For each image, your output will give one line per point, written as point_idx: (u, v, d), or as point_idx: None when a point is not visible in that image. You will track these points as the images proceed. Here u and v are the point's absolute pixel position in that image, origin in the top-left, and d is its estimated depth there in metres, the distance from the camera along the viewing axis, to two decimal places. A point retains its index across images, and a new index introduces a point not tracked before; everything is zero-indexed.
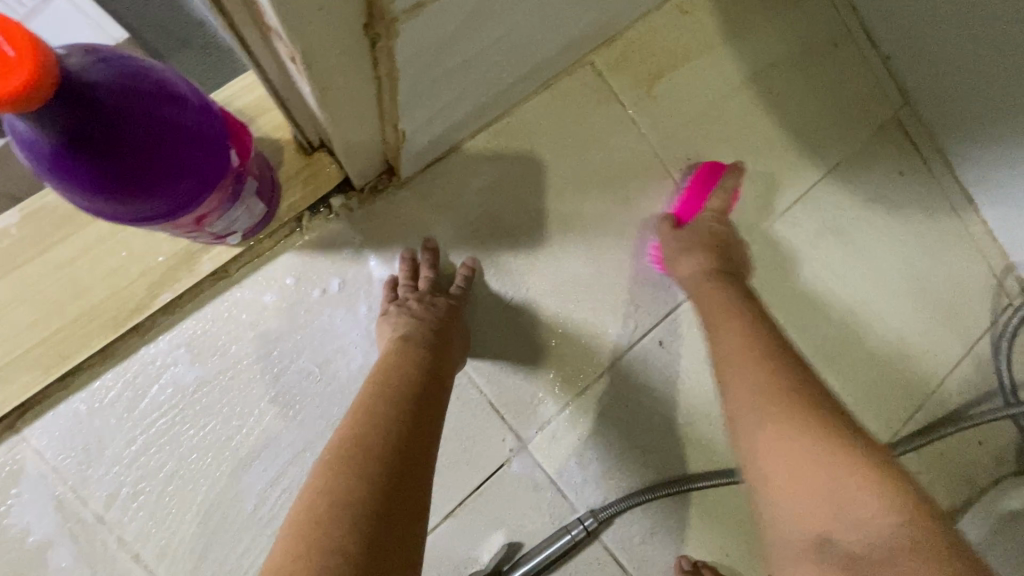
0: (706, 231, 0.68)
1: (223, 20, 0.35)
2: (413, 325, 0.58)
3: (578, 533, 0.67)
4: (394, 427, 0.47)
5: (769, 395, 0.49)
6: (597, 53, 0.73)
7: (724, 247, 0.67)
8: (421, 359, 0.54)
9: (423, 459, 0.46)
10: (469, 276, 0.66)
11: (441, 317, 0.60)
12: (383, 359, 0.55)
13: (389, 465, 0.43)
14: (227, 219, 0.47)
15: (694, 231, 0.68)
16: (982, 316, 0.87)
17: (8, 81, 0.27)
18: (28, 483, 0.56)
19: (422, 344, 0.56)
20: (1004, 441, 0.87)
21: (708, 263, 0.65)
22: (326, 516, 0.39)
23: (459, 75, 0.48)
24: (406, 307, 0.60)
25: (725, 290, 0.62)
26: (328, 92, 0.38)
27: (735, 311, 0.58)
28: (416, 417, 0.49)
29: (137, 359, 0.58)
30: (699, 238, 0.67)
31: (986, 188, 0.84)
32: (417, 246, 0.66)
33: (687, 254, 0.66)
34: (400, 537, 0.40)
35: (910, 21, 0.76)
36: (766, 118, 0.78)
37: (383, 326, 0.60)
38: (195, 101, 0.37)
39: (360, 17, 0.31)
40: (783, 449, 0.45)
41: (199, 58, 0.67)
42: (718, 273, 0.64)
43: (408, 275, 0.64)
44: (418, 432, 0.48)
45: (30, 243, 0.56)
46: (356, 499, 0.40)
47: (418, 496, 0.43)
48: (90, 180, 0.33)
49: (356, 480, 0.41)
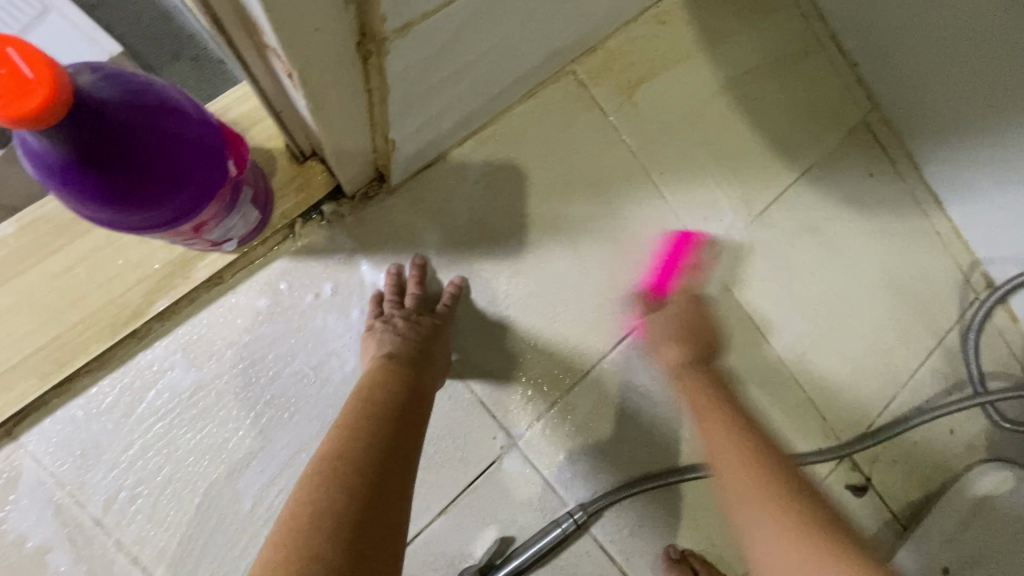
0: (683, 316, 0.73)
1: (223, 37, 0.37)
2: (399, 343, 0.59)
3: (569, 526, 0.68)
4: (376, 441, 0.48)
5: (779, 518, 0.53)
6: (578, 62, 0.76)
7: (693, 327, 0.72)
8: (405, 377, 0.56)
9: (402, 474, 0.47)
10: (456, 295, 0.68)
11: (426, 337, 0.62)
12: (368, 376, 0.56)
13: (368, 478, 0.44)
14: (224, 227, 0.49)
15: (680, 320, 0.72)
16: (950, 309, 0.91)
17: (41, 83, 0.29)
18: (26, 489, 0.57)
19: (406, 363, 0.57)
20: (974, 429, 0.91)
21: (684, 354, 0.70)
22: (307, 525, 0.40)
23: (447, 87, 0.50)
24: (392, 324, 0.62)
25: (715, 384, 0.67)
26: (323, 104, 0.40)
27: (725, 404, 0.65)
28: (398, 434, 0.50)
29: (133, 365, 0.59)
30: (675, 329, 0.72)
31: (953, 188, 0.89)
32: (406, 260, 0.68)
33: (666, 343, 0.72)
34: (377, 546, 0.41)
35: (877, 28, 0.80)
36: (742, 123, 0.82)
37: (369, 341, 0.62)
38: (195, 114, 0.39)
39: (353, 34, 0.33)
40: (774, 559, 0.51)
41: (191, 69, 0.69)
42: (691, 365, 0.70)
43: (394, 290, 0.66)
44: (399, 447, 0.49)
45: (28, 253, 0.57)
46: (336, 509, 0.41)
47: (397, 509, 0.44)
48: (92, 192, 0.35)
49: (337, 492, 0.42)
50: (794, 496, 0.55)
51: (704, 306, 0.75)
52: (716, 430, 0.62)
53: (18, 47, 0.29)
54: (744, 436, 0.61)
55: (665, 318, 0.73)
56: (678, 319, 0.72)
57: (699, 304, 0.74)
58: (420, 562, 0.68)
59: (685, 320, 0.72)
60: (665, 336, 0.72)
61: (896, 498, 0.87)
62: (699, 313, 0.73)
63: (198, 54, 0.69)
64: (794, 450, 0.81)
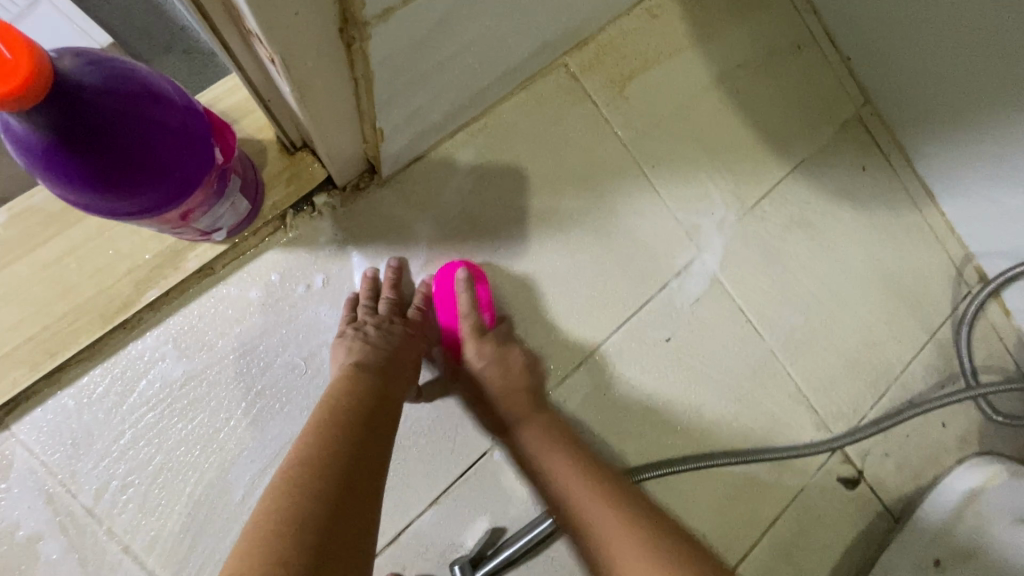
0: (501, 364, 0.68)
1: (207, 24, 0.37)
2: (368, 352, 0.59)
3: (559, 519, 0.66)
4: (343, 449, 0.48)
5: (641, 553, 0.56)
6: (570, 55, 0.76)
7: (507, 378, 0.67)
8: (373, 386, 0.56)
9: (369, 481, 0.47)
10: (428, 298, 0.68)
11: (398, 343, 0.62)
12: (337, 385, 0.55)
13: (335, 485, 0.45)
14: (212, 215, 0.49)
15: (488, 369, 0.67)
16: (943, 303, 0.91)
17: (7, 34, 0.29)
18: (18, 478, 0.57)
19: (375, 372, 0.57)
20: (966, 423, 0.91)
21: (518, 407, 0.67)
22: (275, 531, 0.40)
23: (435, 77, 0.50)
24: (363, 331, 0.62)
25: (547, 433, 0.67)
26: (308, 91, 0.40)
27: (566, 452, 0.65)
28: (366, 441, 0.50)
29: (125, 355, 0.60)
30: (497, 386, 0.67)
31: (946, 183, 0.89)
32: (382, 263, 0.68)
33: (495, 401, 0.67)
34: (345, 549, 0.41)
35: (868, 21, 0.80)
36: (734, 116, 0.82)
37: (338, 349, 0.61)
38: (179, 100, 0.39)
39: (335, 21, 0.33)
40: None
41: (183, 61, 0.69)
42: (534, 414, 0.67)
43: (369, 294, 0.65)
44: (367, 455, 0.49)
45: (19, 243, 0.58)
46: (303, 516, 0.41)
47: (365, 515, 0.45)
48: (77, 177, 0.35)
49: (303, 499, 0.42)
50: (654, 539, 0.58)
51: (507, 344, 0.69)
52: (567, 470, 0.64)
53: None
54: (613, 507, 0.61)
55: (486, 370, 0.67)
56: (488, 373, 0.67)
57: (502, 343, 0.69)
58: (412, 553, 0.68)
59: (501, 374, 0.67)
60: (497, 394, 0.67)
61: (888, 491, 0.87)
62: (518, 367, 0.69)
63: (190, 46, 0.70)
64: (786, 443, 0.81)
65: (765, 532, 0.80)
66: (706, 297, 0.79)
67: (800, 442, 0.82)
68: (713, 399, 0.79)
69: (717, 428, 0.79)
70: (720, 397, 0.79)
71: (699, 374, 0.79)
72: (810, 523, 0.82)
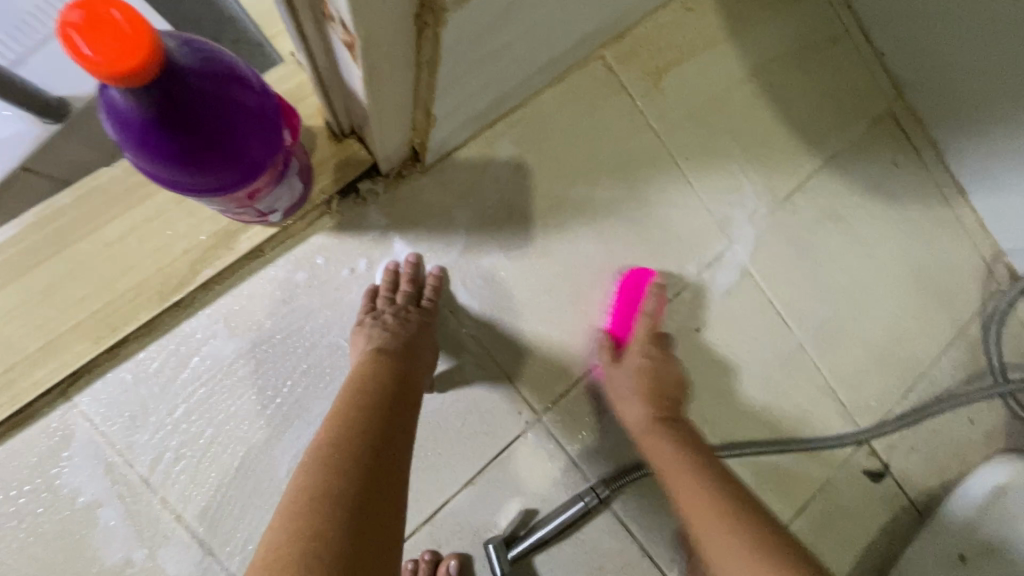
0: (649, 369, 0.70)
1: (287, 10, 0.39)
2: (388, 338, 0.60)
3: (591, 501, 0.69)
4: (369, 430, 0.49)
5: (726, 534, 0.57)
6: (607, 47, 0.77)
7: (664, 387, 0.70)
8: (395, 370, 0.57)
9: (397, 458, 0.49)
10: (437, 287, 0.68)
11: (414, 331, 0.63)
12: (358, 371, 0.57)
13: (365, 462, 0.46)
14: (273, 197, 0.51)
15: (644, 371, 0.70)
16: (972, 299, 0.91)
17: (100, 8, 0.31)
18: (79, 447, 0.60)
19: (394, 357, 0.58)
20: (994, 419, 0.91)
21: (654, 410, 0.68)
22: (305, 506, 0.42)
23: (487, 66, 0.52)
24: (381, 319, 0.63)
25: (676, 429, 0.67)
26: (376, 76, 0.41)
27: (669, 440, 0.66)
28: (391, 420, 0.52)
29: (179, 333, 0.62)
30: (646, 382, 0.69)
31: (979, 179, 0.89)
32: (401, 255, 0.69)
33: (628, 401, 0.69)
34: (374, 521, 0.43)
35: (904, 17, 0.81)
36: (767, 110, 0.83)
37: (358, 336, 0.62)
38: (258, 84, 0.41)
39: (414, 5, 0.35)
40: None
41: (233, 50, 0.72)
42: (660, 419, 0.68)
43: (390, 286, 0.66)
44: (394, 434, 0.51)
45: (83, 222, 0.60)
46: (335, 492, 0.43)
47: (394, 491, 0.46)
48: (167, 155, 0.37)
49: (334, 475, 0.44)
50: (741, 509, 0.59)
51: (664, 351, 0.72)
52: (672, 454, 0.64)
53: (121, 9, 0.31)
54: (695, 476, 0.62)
55: (626, 371, 0.70)
56: (642, 373, 0.70)
57: (655, 354, 0.71)
58: (446, 531, 0.71)
59: (646, 376, 0.69)
60: (632, 392, 0.69)
61: (914, 486, 0.87)
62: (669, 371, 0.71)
63: (241, 37, 0.72)
64: (813, 434, 0.82)
65: (791, 522, 0.81)
66: (737, 289, 0.80)
67: (827, 434, 0.83)
68: (743, 389, 0.80)
69: (746, 418, 0.80)
70: (750, 387, 0.80)
71: (729, 364, 0.79)
72: (836, 515, 0.83)
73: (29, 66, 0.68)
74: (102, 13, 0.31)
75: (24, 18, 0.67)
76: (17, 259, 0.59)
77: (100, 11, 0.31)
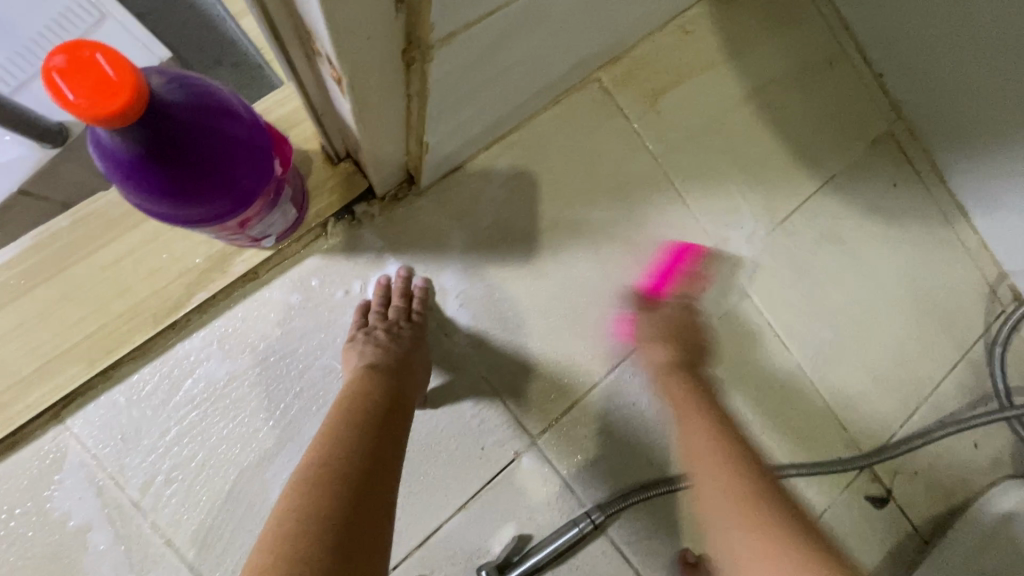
0: (677, 322, 0.74)
1: (275, 43, 0.39)
2: (379, 355, 0.60)
3: (586, 526, 0.69)
4: (358, 449, 0.49)
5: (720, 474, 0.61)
6: (604, 70, 0.78)
7: (683, 335, 0.73)
8: (386, 387, 0.56)
9: (385, 481, 0.48)
10: (425, 298, 0.68)
11: (406, 347, 0.62)
12: (349, 389, 0.56)
13: (354, 484, 0.45)
14: (265, 223, 0.51)
15: (666, 323, 0.73)
16: (976, 320, 0.90)
17: (83, 52, 0.31)
18: (70, 470, 0.60)
19: (386, 374, 0.58)
20: (1000, 444, 0.89)
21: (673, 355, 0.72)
22: (291, 531, 0.41)
23: (480, 93, 0.52)
24: (374, 336, 0.62)
25: (694, 390, 0.69)
26: (366, 108, 0.42)
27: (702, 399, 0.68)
28: (381, 439, 0.51)
29: (173, 355, 0.62)
30: (669, 331, 0.73)
31: (980, 200, 0.88)
32: (393, 270, 0.69)
33: (650, 345, 0.73)
34: (363, 546, 0.42)
35: (901, 39, 0.81)
36: (765, 131, 0.83)
37: (349, 353, 0.62)
38: (247, 114, 0.42)
39: (400, 42, 0.35)
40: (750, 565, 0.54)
41: (233, 73, 0.73)
42: (679, 368, 0.71)
43: (381, 301, 0.66)
44: (384, 453, 0.50)
45: (79, 246, 0.60)
46: (322, 515, 0.42)
47: (384, 514, 0.45)
48: (156, 187, 0.38)
49: (322, 498, 0.43)
50: (761, 494, 0.59)
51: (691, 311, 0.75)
52: (694, 428, 0.65)
53: (104, 52, 0.31)
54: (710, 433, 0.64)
55: (656, 319, 0.74)
56: (661, 322, 0.73)
57: (686, 310, 0.75)
58: (440, 556, 0.70)
59: (669, 327, 0.73)
60: (649, 339, 0.73)
61: (917, 512, 0.85)
62: (686, 319, 0.74)
63: (241, 61, 0.73)
64: (814, 457, 0.81)
65: None
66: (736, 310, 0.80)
67: (828, 458, 0.81)
68: (742, 411, 0.79)
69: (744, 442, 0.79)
70: (748, 410, 0.79)
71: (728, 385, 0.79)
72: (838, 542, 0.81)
73: (31, 92, 0.70)
74: (84, 57, 0.31)
75: (27, 45, 0.69)
76: (14, 282, 0.59)
77: (82, 56, 0.31)
